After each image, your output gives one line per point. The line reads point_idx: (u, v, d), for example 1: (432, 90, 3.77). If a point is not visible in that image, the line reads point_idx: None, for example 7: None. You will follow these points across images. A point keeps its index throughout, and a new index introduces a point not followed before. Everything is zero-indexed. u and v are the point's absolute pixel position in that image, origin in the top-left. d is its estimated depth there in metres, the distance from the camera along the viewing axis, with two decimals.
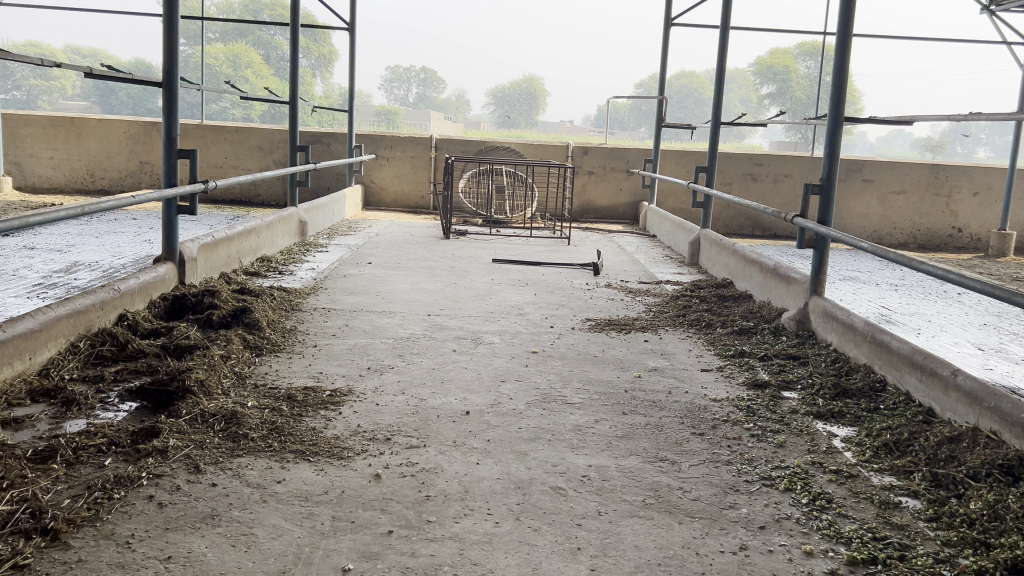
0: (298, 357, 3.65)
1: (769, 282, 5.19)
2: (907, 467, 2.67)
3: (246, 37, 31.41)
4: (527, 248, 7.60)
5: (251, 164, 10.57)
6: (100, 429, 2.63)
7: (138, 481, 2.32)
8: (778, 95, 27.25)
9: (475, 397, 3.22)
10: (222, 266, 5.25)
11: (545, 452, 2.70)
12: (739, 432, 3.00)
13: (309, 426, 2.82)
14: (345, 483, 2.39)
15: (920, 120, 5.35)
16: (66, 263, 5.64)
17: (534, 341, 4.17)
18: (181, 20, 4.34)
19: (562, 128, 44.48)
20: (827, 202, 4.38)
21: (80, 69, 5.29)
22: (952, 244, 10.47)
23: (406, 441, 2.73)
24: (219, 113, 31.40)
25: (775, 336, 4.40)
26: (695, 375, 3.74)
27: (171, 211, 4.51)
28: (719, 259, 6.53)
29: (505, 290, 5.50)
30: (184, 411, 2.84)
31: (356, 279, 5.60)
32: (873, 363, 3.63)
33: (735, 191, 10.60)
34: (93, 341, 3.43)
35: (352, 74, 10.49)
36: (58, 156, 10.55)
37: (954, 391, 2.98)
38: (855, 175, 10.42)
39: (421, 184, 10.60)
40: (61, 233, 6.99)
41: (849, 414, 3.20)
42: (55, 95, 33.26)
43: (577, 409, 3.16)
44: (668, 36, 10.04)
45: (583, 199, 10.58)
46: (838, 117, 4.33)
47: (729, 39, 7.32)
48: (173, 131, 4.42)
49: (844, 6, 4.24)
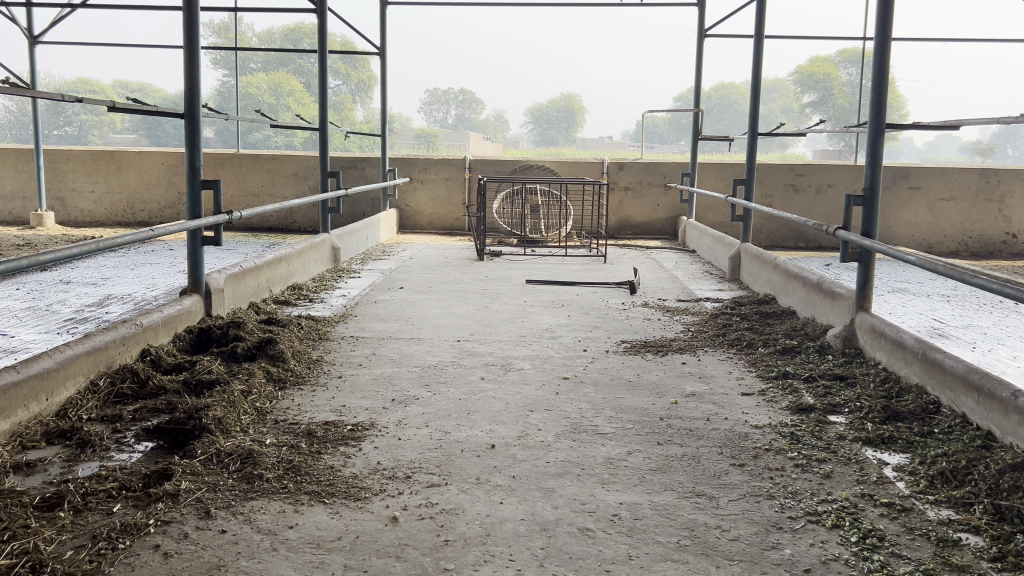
0: (321, 390, 3.55)
1: (813, 298, 4.98)
2: (966, 498, 2.45)
3: (287, 66, 31.89)
4: (563, 267, 7.43)
5: (287, 191, 10.62)
6: (111, 473, 2.56)
7: (145, 529, 2.23)
8: (819, 103, 26.61)
9: (502, 428, 3.08)
10: (251, 295, 5.20)
11: (573, 489, 2.55)
12: (782, 462, 2.81)
13: (327, 463, 2.71)
14: (359, 528, 2.26)
15: (968, 123, 5.10)
16: (99, 297, 5.65)
17: (566, 366, 4.03)
18: (203, 51, 4.33)
19: (601, 143, 44.34)
20: (871, 213, 4.16)
21: (104, 102, 5.29)
22: (1006, 251, 10.09)
23: (427, 479, 2.60)
24: (262, 142, 31.89)
25: (820, 355, 4.19)
26: (735, 400, 3.55)
27: (196, 242, 4.47)
28: (760, 274, 6.31)
29: (538, 312, 5.36)
30: (198, 451, 2.75)
31: (387, 305, 5.52)
32: (926, 383, 3.41)
33: (776, 203, 10.34)
34: (113, 378, 3.37)
35: (385, 98, 10.49)
36: (99, 190, 10.71)
37: (1015, 413, 2.76)
38: (902, 182, 10.07)
39: (456, 206, 10.54)
40: (98, 266, 7.03)
41: (901, 439, 2.99)
42: (105, 129, 34.20)
43: (609, 440, 3.00)
44: (703, 46, 9.84)
45: (620, 215, 10.41)
46: (880, 122, 4.11)
47: (764, 49, 7.13)
48: (196, 162, 4.38)
49: (881, 7, 4.06)
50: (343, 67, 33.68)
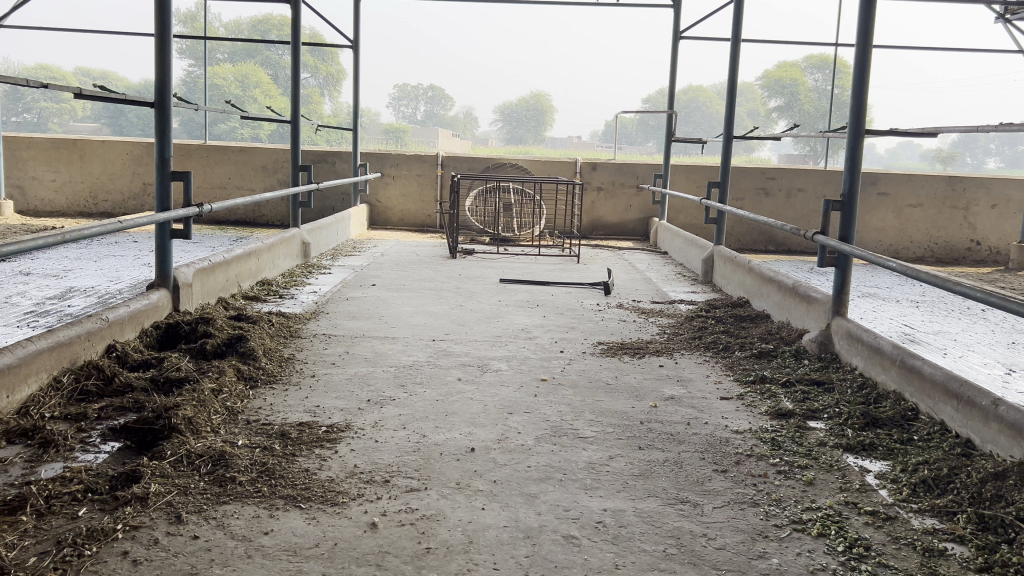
0: (294, 390, 3.45)
1: (788, 302, 4.98)
2: (950, 507, 2.45)
3: (254, 57, 31.39)
4: (536, 267, 7.39)
5: (255, 184, 10.44)
6: (76, 474, 2.46)
7: (112, 534, 2.14)
8: (786, 108, 26.82)
9: (481, 431, 3.02)
10: (220, 291, 5.07)
11: (556, 494, 2.50)
12: (765, 468, 2.79)
13: (302, 466, 2.63)
14: (338, 534, 2.19)
15: (942, 130, 5.15)
16: (61, 290, 5.49)
17: (543, 367, 3.98)
18: (174, 39, 4.21)
19: (571, 143, 44.26)
20: (849, 218, 4.17)
21: (68, 90, 5.12)
22: (970, 257, 10.25)
23: (406, 483, 2.53)
24: (228, 133, 31.38)
25: (797, 360, 4.18)
26: (714, 404, 3.52)
27: (164, 235, 4.34)
28: (733, 277, 6.33)
29: (513, 312, 5.30)
30: (168, 452, 2.65)
31: (359, 302, 5.43)
32: (903, 389, 3.42)
33: (747, 206, 10.40)
34: (77, 375, 3.26)
35: (357, 92, 10.36)
36: (60, 179, 10.44)
37: (995, 422, 2.76)
38: (870, 188, 10.18)
39: (428, 202, 10.44)
40: (59, 258, 6.84)
41: (881, 446, 2.98)
42: (65, 117, 33.35)
43: (590, 444, 2.96)
44: (678, 48, 9.86)
45: (592, 215, 10.40)
46: (859, 127, 4.13)
47: (740, 53, 7.15)
48: (166, 152, 4.26)
49: (863, 13, 4.07)
50: (311, 59, 33.25)
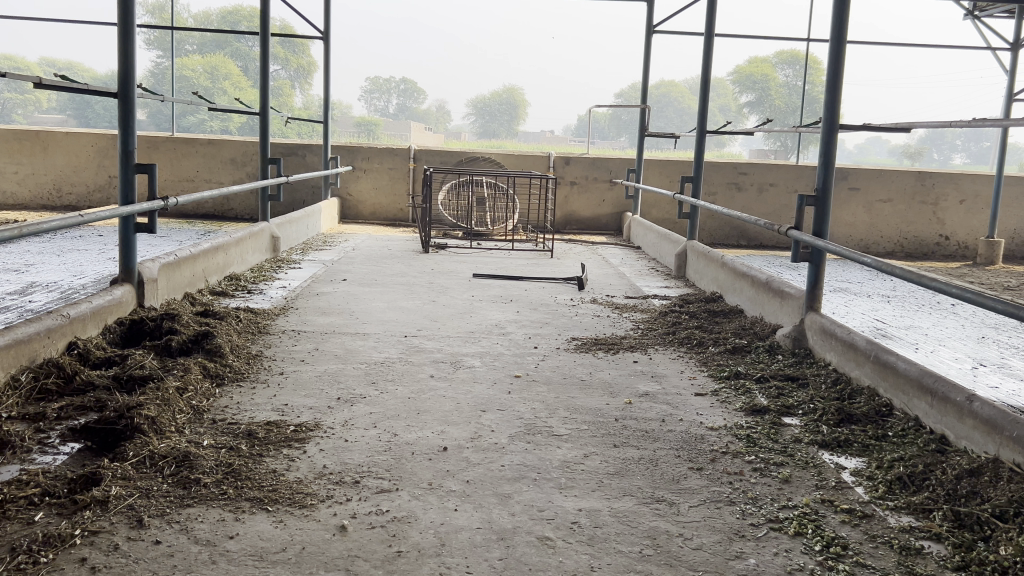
0: (262, 388, 3.38)
1: (761, 297, 4.97)
2: (925, 504, 2.44)
3: (224, 49, 30.94)
4: (509, 262, 7.33)
5: (224, 177, 10.28)
6: (32, 477, 2.36)
7: (70, 540, 2.05)
8: (757, 103, 26.93)
9: (453, 430, 2.97)
10: (186, 286, 4.96)
11: (530, 494, 2.46)
12: (740, 466, 2.76)
13: (269, 468, 2.56)
14: (305, 538, 2.12)
15: (914, 125, 5.16)
16: (22, 285, 5.34)
17: (517, 364, 3.93)
18: (138, 28, 4.09)
19: (543, 138, 44.18)
20: (823, 213, 4.15)
21: (28, 79, 4.97)
22: (939, 252, 10.36)
23: (377, 484, 2.47)
24: (197, 125, 30.94)
25: (771, 355, 4.17)
26: (688, 400, 3.50)
27: (128, 229, 4.22)
28: (706, 272, 6.33)
29: (486, 307, 5.25)
30: (130, 453, 2.57)
31: (329, 298, 5.35)
32: (877, 384, 3.41)
33: (719, 201, 10.43)
34: (36, 373, 3.15)
35: (328, 84, 10.23)
36: (23, 171, 10.21)
37: (970, 417, 2.76)
38: (842, 184, 10.26)
39: (400, 196, 10.34)
40: (21, 252, 6.67)
41: (856, 443, 2.97)
42: (30, 108, 32.62)
43: (564, 441, 2.92)
44: (651, 43, 9.85)
45: (565, 210, 10.37)
46: (833, 122, 4.11)
47: (714, 48, 7.13)
48: (130, 144, 4.15)
49: (838, 8, 4.06)
50: (282, 51, 32.85)
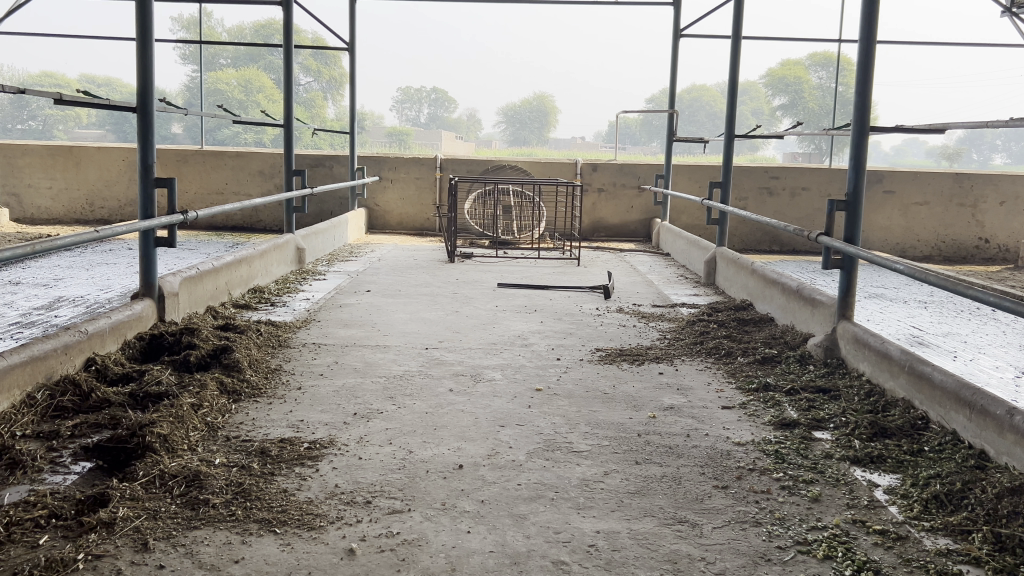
0: (278, 404, 3.33)
1: (792, 305, 4.84)
2: (964, 525, 2.31)
3: (257, 62, 31.30)
4: (535, 270, 7.24)
5: (253, 189, 10.33)
6: (40, 498, 2.33)
7: (73, 565, 2.01)
8: (789, 107, 26.52)
9: (470, 446, 2.89)
10: (209, 299, 4.96)
11: (547, 515, 2.37)
12: (768, 484, 2.65)
13: (280, 487, 2.50)
14: (312, 563, 2.06)
15: (950, 125, 4.99)
16: (49, 299, 5.38)
17: (539, 376, 3.85)
18: (156, 42, 4.09)
19: (573, 145, 43.98)
20: (854, 219, 4.02)
21: (52, 95, 5.00)
22: (979, 256, 10.09)
23: (389, 504, 2.40)
24: (231, 138, 31.30)
25: (801, 365, 4.05)
26: (715, 413, 3.39)
27: (148, 243, 4.21)
28: (736, 279, 6.19)
29: (510, 318, 5.17)
30: (140, 473, 2.53)
31: (353, 309, 5.31)
32: (913, 397, 3.27)
33: (750, 206, 10.26)
34: (52, 391, 3.13)
35: (354, 95, 10.23)
36: (57, 186, 10.35)
37: (1011, 432, 2.62)
38: (876, 186, 10.03)
39: (427, 206, 10.32)
40: (52, 266, 6.73)
41: (890, 458, 2.85)
42: (70, 124, 33.25)
43: (584, 459, 2.83)
44: (678, 47, 9.72)
45: (593, 217, 10.27)
46: (863, 125, 3.98)
47: (742, 52, 7.01)
48: (148, 159, 4.15)
49: (866, 8, 3.93)
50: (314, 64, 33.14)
